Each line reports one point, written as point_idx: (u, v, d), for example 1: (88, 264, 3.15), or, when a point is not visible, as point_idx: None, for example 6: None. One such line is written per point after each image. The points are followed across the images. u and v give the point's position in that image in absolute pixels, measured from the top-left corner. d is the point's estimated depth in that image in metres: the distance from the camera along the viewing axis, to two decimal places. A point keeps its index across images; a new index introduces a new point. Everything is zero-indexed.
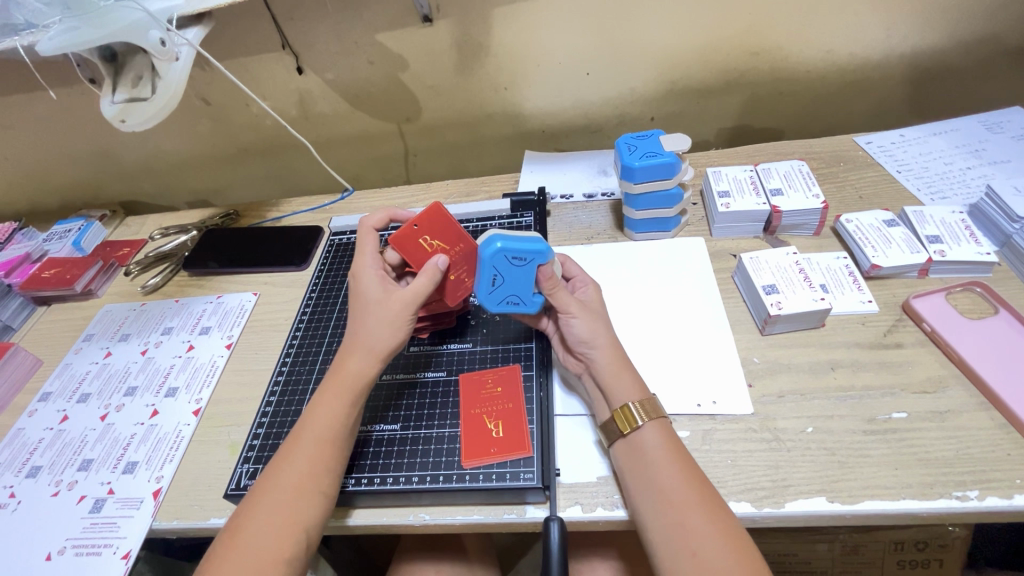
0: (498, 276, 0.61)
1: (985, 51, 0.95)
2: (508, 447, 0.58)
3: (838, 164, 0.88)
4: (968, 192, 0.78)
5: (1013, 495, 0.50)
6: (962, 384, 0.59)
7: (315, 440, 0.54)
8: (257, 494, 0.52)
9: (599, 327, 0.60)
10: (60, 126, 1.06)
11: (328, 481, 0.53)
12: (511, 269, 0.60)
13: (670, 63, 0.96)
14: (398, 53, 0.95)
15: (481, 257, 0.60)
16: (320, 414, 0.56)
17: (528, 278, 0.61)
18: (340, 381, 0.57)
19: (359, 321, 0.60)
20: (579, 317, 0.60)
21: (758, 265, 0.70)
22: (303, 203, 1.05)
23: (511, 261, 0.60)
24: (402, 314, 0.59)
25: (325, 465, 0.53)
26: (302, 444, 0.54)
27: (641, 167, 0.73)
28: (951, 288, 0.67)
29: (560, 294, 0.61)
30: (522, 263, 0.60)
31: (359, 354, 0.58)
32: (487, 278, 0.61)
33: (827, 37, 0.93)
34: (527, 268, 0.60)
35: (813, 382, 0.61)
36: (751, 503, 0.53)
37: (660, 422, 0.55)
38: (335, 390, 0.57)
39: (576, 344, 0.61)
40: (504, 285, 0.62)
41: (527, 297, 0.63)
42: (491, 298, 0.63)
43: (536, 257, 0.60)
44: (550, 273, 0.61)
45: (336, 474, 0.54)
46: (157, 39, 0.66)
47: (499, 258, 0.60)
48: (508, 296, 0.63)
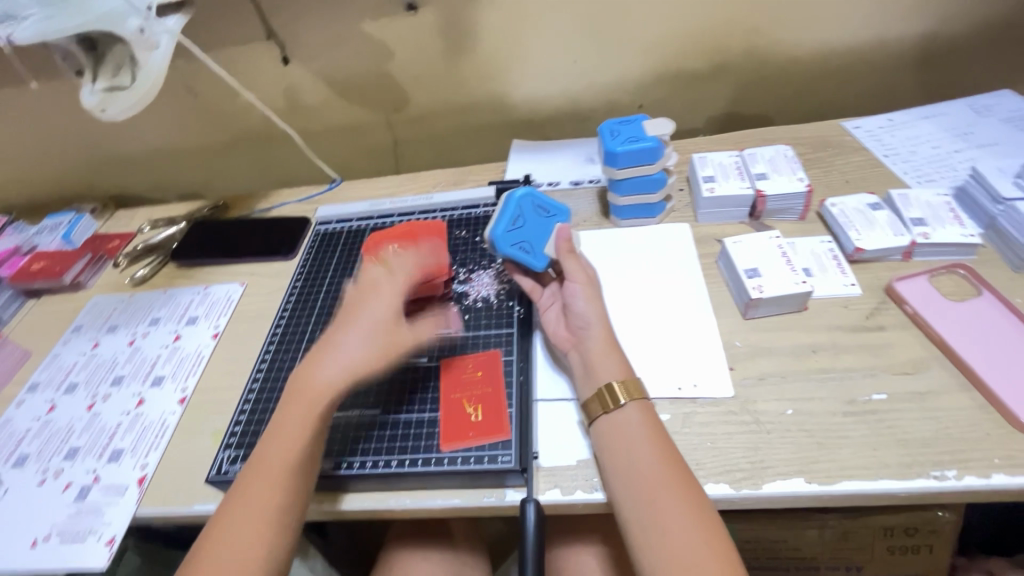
0: (519, 218, 0.67)
1: (975, 34, 0.94)
2: (486, 432, 0.58)
3: (825, 149, 0.88)
4: (954, 175, 0.78)
5: (992, 474, 0.50)
6: (943, 365, 0.59)
7: (272, 465, 0.52)
8: (224, 510, 0.51)
9: (597, 305, 0.62)
10: (49, 119, 1.06)
11: (286, 515, 0.51)
12: (534, 217, 0.68)
13: (657, 49, 0.95)
14: (384, 42, 0.95)
15: (511, 197, 0.68)
16: (280, 438, 0.53)
17: (544, 232, 0.68)
18: (300, 401, 0.54)
19: (326, 344, 0.57)
20: (583, 288, 0.62)
21: (742, 249, 0.70)
22: (291, 194, 1.05)
23: (536, 208, 0.69)
24: (372, 359, 0.55)
25: (281, 490, 0.51)
26: (262, 467, 0.52)
27: (624, 151, 0.73)
28: (934, 271, 0.67)
29: (572, 262, 0.65)
30: (544, 215, 0.69)
31: (318, 384, 0.54)
32: (510, 216, 0.66)
33: (815, 21, 0.92)
34: (548, 221, 0.69)
35: (794, 365, 0.61)
36: (729, 485, 0.53)
37: (641, 403, 0.55)
38: (296, 409, 0.54)
39: (575, 317, 0.62)
40: (523, 228, 0.67)
41: (537, 250, 0.67)
42: (506, 238, 0.65)
43: (557, 215, 0.70)
44: (567, 236, 0.67)
45: (296, 506, 0.52)
46: (135, 27, 0.67)
47: (527, 202, 0.68)
48: (522, 242, 0.66)
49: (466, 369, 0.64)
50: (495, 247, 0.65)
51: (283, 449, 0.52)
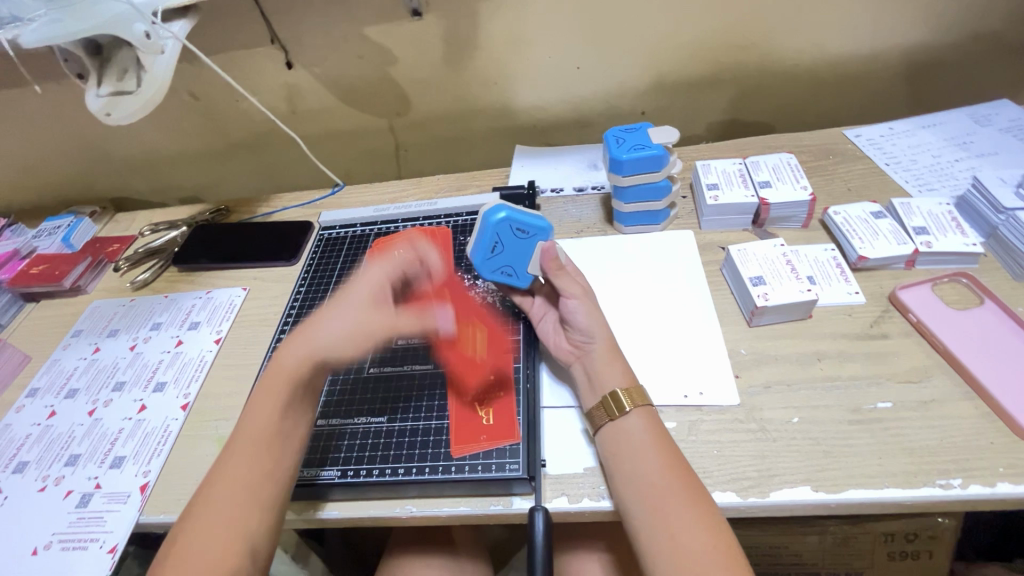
0: (498, 243, 0.64)
1: (975, 44, 0.95)
2: (495, 435, 0.58)
3: (828, 157, 0.88)
4: (956, 184, 0.79)
5: (997, 482, 0.51)
6: (947, 373, 0.59)
7: (247, 443, 0.52)
8: (198, 502, 0.50)
9: (598, 318, 0.61)
10: (49, 121, 1.05)
11: (268, 491, 0.51)
12: (512, 240, 0.63)
13: (660, 56, 0.96)
14: (388, 48, 0.95)
15: (487, 222, 0.62)
16: (255, 413, 0.53)
17: (526, 253, 0.65)
18: (275, 377, 0.55)
19: (313, 322, 0.57)
20: (582, 303, 0.61)
21: (746, 256, 0.70)
22: (293, 198, 1.05)
23: (515, 231, 0.63)
24: (374, 326, 0.56)
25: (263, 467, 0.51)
26: (240, 445, 0.52)
27: (629, 159, 0.73)
28: (937, 279, 0.67)
29: (564, 279, 0.63)
30: (524, 237, 0.64)
31: (299, 351, 0.55)
32: (487, 243, 0.63)
33: (817, 30, 0.93)
34: (529, 241, 0.64)
35: (799, 373, 0.62)
36: (736, 493, 0.53)
37: (646, 410, 0.55)
38: (269, 386, 0.54)
39: (575, 330, 0.61)
40: (503, 254, 0.64)
41: (520, 271, 0.66)
42: (487, 265, 0.65)
43: (538, 234, 0.64)
44: (553, 257, 0.64)
45: (280, 481, 0.52)
46: (141, 32, 0.66)
47: (504, 227, 0.63)
48: (503, 266, 0.65)
49: (475, 372, 0.65)
50: (478, 271, 0.66)
51: (260, 425, 0.53)
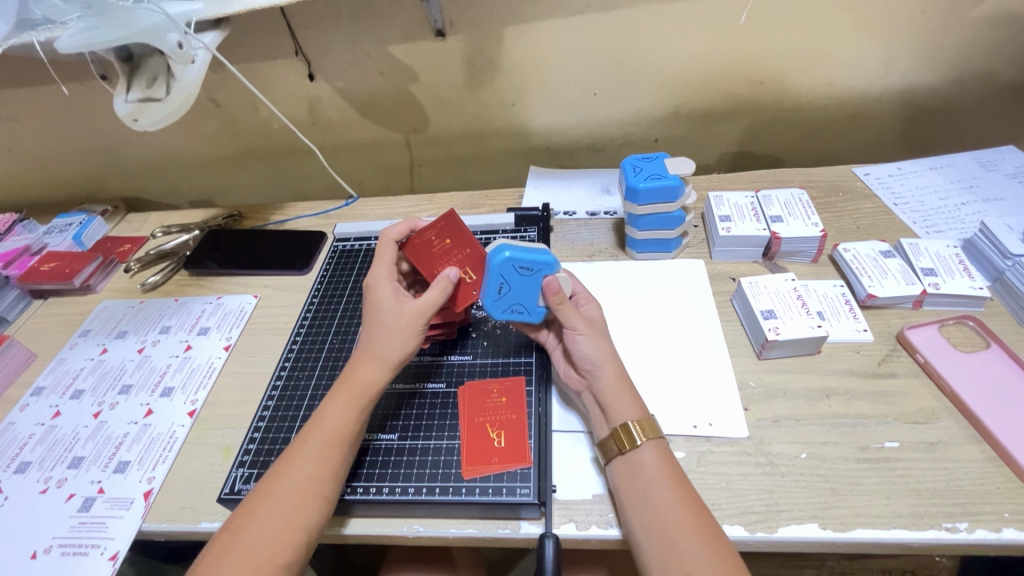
0: (504, 285, 0.62)
1: (981, 91, 0.98)
2: (509, 457, 0.59)
3: (837, 193, 0.90)
4: (963, 227, 0.80)
5: (1002, 528, 0.51)
6: (953, 415, 0.60)
7: (322, 444, 0.55)
8: (253, 502, 0.52)
9: (604, 345, 0.61)
10: (68, 120, 1.06)
11: (331, 487, 0.53)
12: (518, 279, 0.61)
13: (676, 87, 0.98)
14: (410, 65, 0.96)
15: (490, 264, 0.61)
16: (328, 419, 0.56)
17: (533, 288, 0.62)
18: (351, 389, 0.58)
19: (372, 331, 0.60)
20: (588, 335, 0.61)
21: (757, 289, 0.71)
22: (307, 207, 1.06)
23: (518, 270, 0.61)
24: (414, 323, 0.59)
25: (331, 469, 0.54)
26: (309, 444, 0.55)
27: (645, 188, 0.75)
28: (944, 321, 0.68)
29: (567, 311, 0.61)
30: (529, 274, 0.61)
31: (371, 363, 0.59)
32: (493, 286, 0.62)
33: (830, 70, 0.95)
34: (534, 278, 0.61)
35: (808, 408, 0.62)
36: (744, 527, 0.53)
37: (657, 442, 0.55)
38: (344, 398, 0.57)
39: (580, 360, 0.61)
40: (511, 293, 0.62)
41: (532, 308, 0.64)
42: (496, 306, 0.63)
43: (543, 268, 0.61)
44: (557, 287, 0.61)
45: (340, 480, 0.54)
46: (174, 42, 0.66)
47: (507, 267, 0.60)
48: (514, 305, 0.63)
49: (493, 395, 0.65)
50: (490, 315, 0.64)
51: (333, 431, 0.55)
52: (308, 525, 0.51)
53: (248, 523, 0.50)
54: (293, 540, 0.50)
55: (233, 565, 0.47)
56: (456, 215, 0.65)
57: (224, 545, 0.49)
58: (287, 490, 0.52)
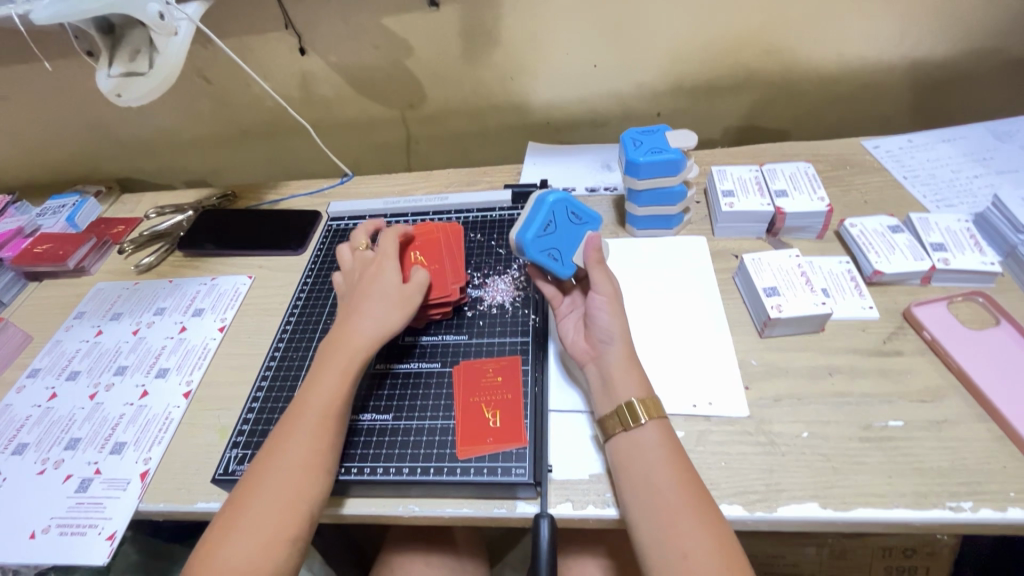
0: (551, 224, 0.63)
1: (999, 59, 0.93)
2: (505, 436, 0.58)
3: (845, 167, 0.87)
4: (975, 201, 0.78)
5: (1007, 507, 0.50)
6: (960, 394, 0.59)
7: (313, 423, 0.54)
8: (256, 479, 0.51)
9: (620, 319, 0.60)
10: (58, 99, 1.04)
11: (328, 460, 0.53)
12: (566, 223, 0.65)
13: (680, 58, 0.94)
14: (404, 38, 0.93)
15: (544, 201, 0.64)
16: (315, 395, 0.56)
17: (573, 239, 0.65)
18: (339, 359, 0.58)
19: (358, 308, 0.62)
20: (608, 303, 0.60)
21: (760, 266, 0.69)
22: (301, 186, 1.04)
23: (569, 215, 0.65)
24: (405, 300, 0.63)
25: (326, 444, 0.53)
26: (302, 421, 0.54)
27: (646, 162, 0.72)
28: (953, 297, 0.66)
29: (600, 273, 0.62)
30: (577, 223, 0.65)
31: (352, 338, 0.60)
32: (542, 219, 0.63)
33: (841, 38, 0.92)
34: (580, 228, 0.65)
35: (810, 387, 0.61)
36: (743, 507, 0.53)
37: (660, 422, 0.54)
38: (329, 373, 0.57)
39: (596, 331, 0.60)
40: (554, 234, 0.64)
41: (565, 258, 0.64)
42: (535, 244, 0.62)
43: (588, 222, 0.66)
44: (598, 244, 0.64)
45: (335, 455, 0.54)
46: (156, 13, 0.65)
47: (559, 207, 0.64)
48: (552, 248, 0.63)
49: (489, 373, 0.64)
50: (523, 251, 0.62)
51: (325, 401, 0.55)
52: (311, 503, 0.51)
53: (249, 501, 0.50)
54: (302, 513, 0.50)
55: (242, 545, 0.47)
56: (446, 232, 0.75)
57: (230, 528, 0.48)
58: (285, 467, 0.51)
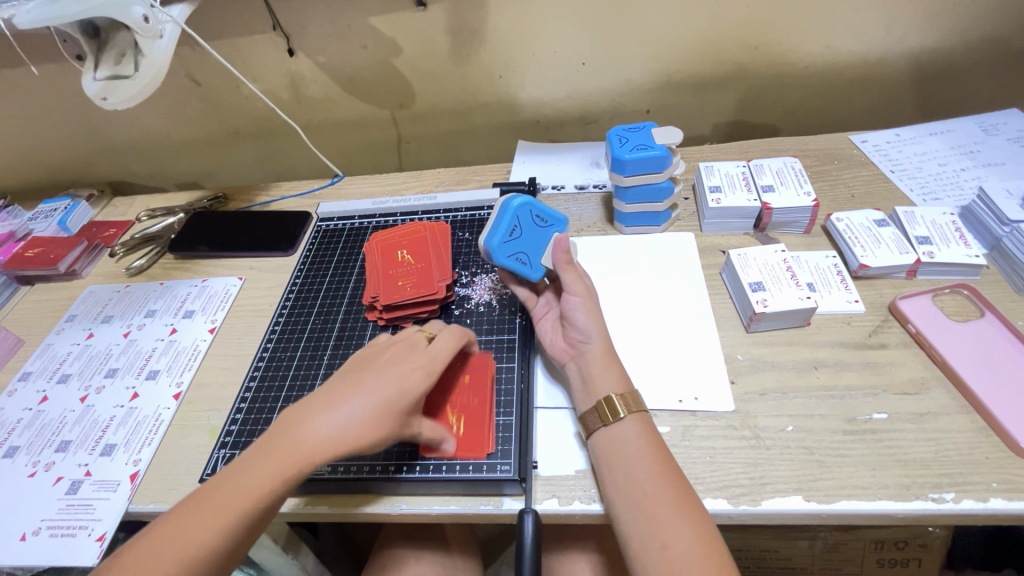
0: (516, 229, 0.65)
1: (986, 52, 0.94)
2: (463, 438, 0.58)
3: (832, 162, 0.88)
4: (961, 194, 0.78)
5: (989, 498, 0.50)
6: (944, 386, 0.59)
7: (258, 479, 0.50)
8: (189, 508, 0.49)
9: (597, 317, 0.60)
10: (48, 103, 1.04)
11: (247, 521, 0.48)
12: (531, 227, 0.66)
13: (667, 54, 0.95)
14: (391, 38, 0.94)
15: (508, 206, 0.65)
16: (274, 453, 0.51)
17: (540, 242, 0.66)
18: (302, 451, 0.50)
19: (368, 380, 0.55)
20: (583, 302, 0.61)
21: (746, 261, 0.70)
22: (292, 187, 1.04)
23: (534, 219, 0.66)
24: (388, 418, 0.52)
25: (256, 509, 0.49)
26: (245, 477, 0.50)
27: (631, 159, 0.72)
28: (938, 291, 0.67)
29: (571, 274, 0.63)
30: (543, 225, 0.67)
31: (343, 407, 0.53)
32: (506, 226, 0.65)
33: (827, 33, 0.92)
34: (545, 231, 0.67)
35: (795, 381, 0.61)
36: (727, 500, 0.53)
37: (640, 416, 0.54)
38: (292, 438, 0.51)
39: (573, 330, 0.60)
40: (520, 239, 0.65)
41: (534, 261, 0.65)
42: (502, 249, 0.64)
43: (554, 225, 0.68)
44: (566, 247, 0.65)
45: (255, 524, 0.49)
46: (139, 15, 0.65)
47: (525, 211, 0.66)
48: (518, 252, 0.65)
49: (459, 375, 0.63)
50: (491, 258, 0.64)
51: (273, 467, 0.50)
52: (226, 549, 0.47)
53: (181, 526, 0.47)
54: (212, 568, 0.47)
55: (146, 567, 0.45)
56: (440, 228, 0.80)
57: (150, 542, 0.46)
58: (212, 509, 0.48)
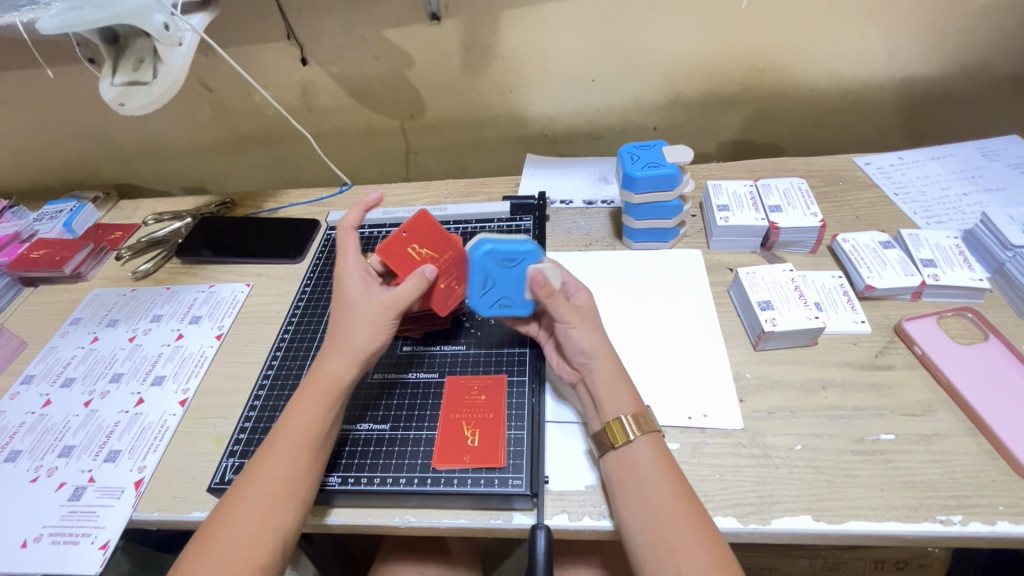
0: (487, 278, 0.63)
1: (986, 79, 0.96)
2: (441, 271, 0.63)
3: (837, 183, 0.89)
4: (963, 218, 0.79)
5: (997, 521, 0.51)
6: (949, 408, 0.60)
7: (291, 443, 0.54)
8: (233, 495, 0.51)
9: (599, 337, 0.60)
10: (58, 106, 1.04)
11: (304, 485, 0.53)
12: (501, 271, 0.63)
13: (676, 74, 0.96)
14: (405, 50, 0.95)
15: (473, 258, 0.63)
16: (297, 417, 0.55)
17: (517, 280, 0.62)
18: (319, 385, 0.57)
19: (340, 324, 0.59)
20: (581, 327, 0.60)
21: (755, 280, 0.70)
22: (300, 195, 1.04)
23: (502, 261, 0.63)
24: (382, 315, 0.58)
25: (306, 469, 0.53)
26: (278, 447, 0.54)
27: (642, 176, 0.73)
28: (943, 313, 0.68)
29: (557, 304, 0.60)
30: (512, 265, 0.62)
31: (338, 356, 0.57)
32: (478, 280, 0.63)
33: (832, 57, 0.94)
34: (518, 267, 0.62)
35: (803, 400, 0.62)
36: (737, 518, 0.53)
37: (652, 436, 0.54)
38: (311, 394, 0.56)
39: (574, 352, 0.60)
40: (495, 287, 0.64)
41: (518, 300, 0.64)
42: (483, 301, 0.64)
43: (526, 258, 0.62)
44: (544, 280, 0.60)
45: (314, 477, 0.54)
46: (160, 23, 0.66)
47: (489, 259, 0.63)
48: (500, 298, 0.64)
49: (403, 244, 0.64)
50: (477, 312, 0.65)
51: (302, 426, 0.55)
52: (294, 517, 0.51)
53: (229, 515, 0.50)
54: (283, 534, 0.50)
55: (204, 568, 0.47)
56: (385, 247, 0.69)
57: (198, 551, 0.48)
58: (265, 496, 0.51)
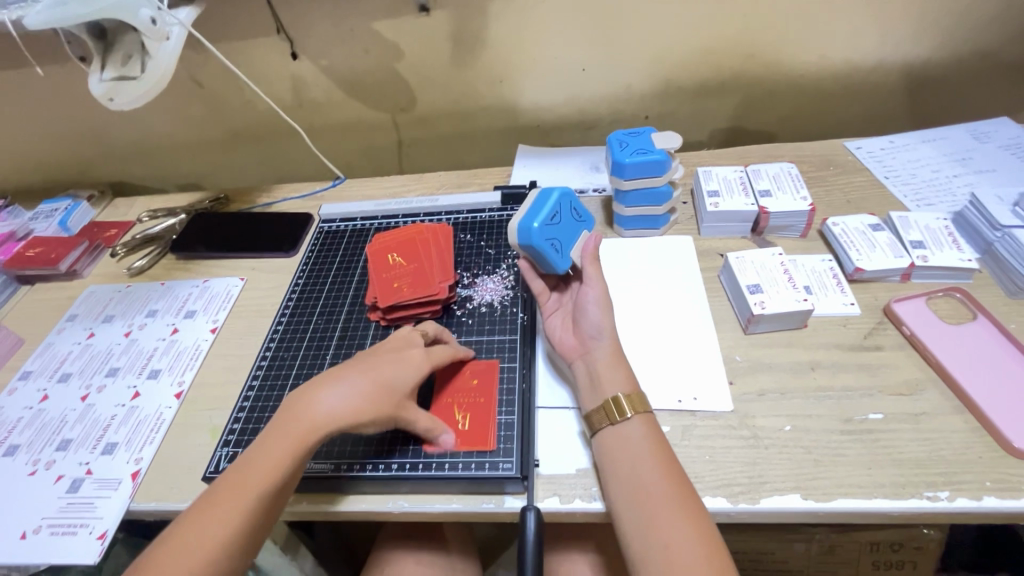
0: (556, 217, 0.66)
1: (978, 62, 0.96)
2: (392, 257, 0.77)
3: (828, 167, 0.89)
4: (953, 200, 0.80)
5: (983, 496, 0.51)
6: (937, 387, 0.60)
7: (264, 476, 0.51)
8: (194, 509, 0.50)
9: (610, 317, 0.62)
10: (51, 105, 1.05)
11: (247, 522, 0.49)
12: (568, 218, 0.68)
13: (666, 61, 0.96)
14: (394, 42, 0.95)
15: (556, 197, 0.67)
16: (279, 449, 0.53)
17: (573, 235, 0.67)
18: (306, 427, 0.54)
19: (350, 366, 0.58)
20: (598, 301, 0.62)
21: (744, 264, 0.71)
22: (294, 189, 1.04)
23: (573, 213, 0.69)
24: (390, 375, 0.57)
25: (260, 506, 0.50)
26: (251, 472, 0.51)
27: (631, 163, 0.74)
28: (932, 294, 0.68)
29: (594, 270, 0.65)
30: (577, 219, 0.69)
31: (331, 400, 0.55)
32: (549, 209, 0.65)
33: (822, 42, 0.94)
34: (579, 224, 0.69)
35: (792, 381, 0.62)
36: (726, 498, 0.54)
37: (645, 417, 0.55)
38: (295, 433, 0.53)
39: (589, 329, 0.61)
40: (557, 227, 0.66)
41: (564, 251, 0.66)
42: (539, 234, 0.63)
43: (585, 223, 0.70)
44: (594, 245, 0.67)
45: (263, 519, 0.50)
46: (147, 17, 0.66)
47: (566, 204, 0.68)
48: (554, 238, 0.65)
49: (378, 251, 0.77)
50: (528, 236, 0.63)
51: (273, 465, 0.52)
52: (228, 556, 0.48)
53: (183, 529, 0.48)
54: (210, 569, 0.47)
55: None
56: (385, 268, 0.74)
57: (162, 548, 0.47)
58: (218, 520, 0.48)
